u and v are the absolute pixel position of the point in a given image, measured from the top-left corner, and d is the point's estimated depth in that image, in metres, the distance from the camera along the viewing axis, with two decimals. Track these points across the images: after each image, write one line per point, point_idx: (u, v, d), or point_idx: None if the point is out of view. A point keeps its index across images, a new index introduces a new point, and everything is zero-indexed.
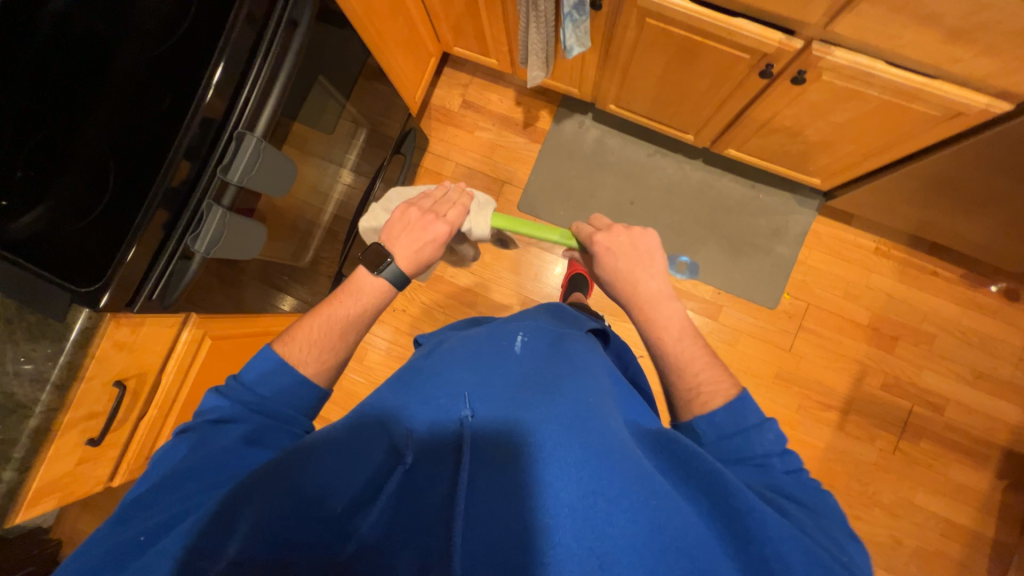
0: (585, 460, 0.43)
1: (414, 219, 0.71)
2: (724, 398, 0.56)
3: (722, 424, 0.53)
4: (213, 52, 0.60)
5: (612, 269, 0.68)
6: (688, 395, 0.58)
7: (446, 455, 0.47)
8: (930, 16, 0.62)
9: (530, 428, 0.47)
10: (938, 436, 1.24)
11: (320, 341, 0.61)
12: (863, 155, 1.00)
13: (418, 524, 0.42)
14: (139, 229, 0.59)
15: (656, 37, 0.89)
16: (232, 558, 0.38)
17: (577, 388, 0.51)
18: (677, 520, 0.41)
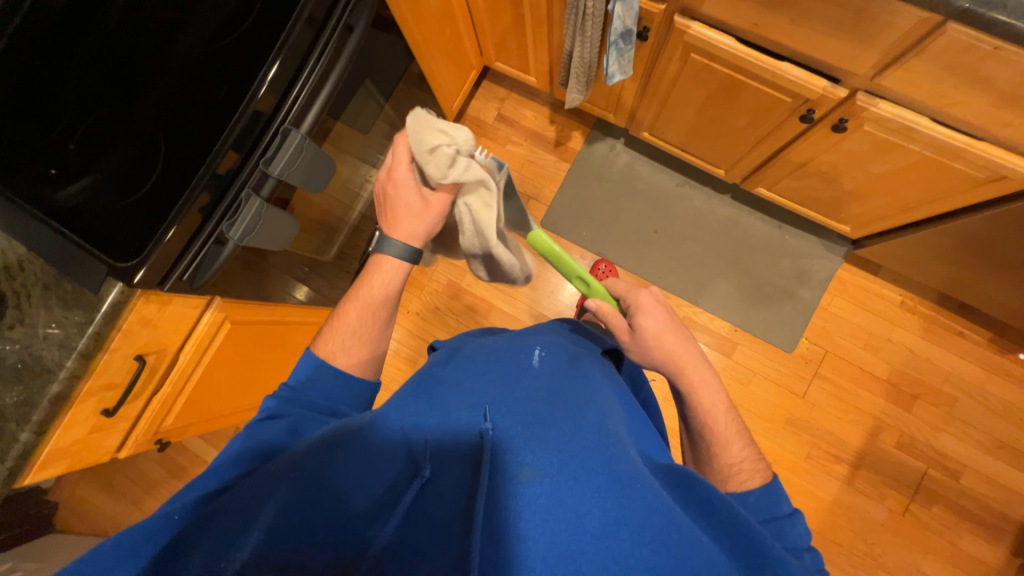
0: (607, 488, 0.43)
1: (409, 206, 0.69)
2: (760, 480, 0.57)
3: (757, 506, 0.54)
4: (272, 49, 0.64)
5: (650, 326, 0.67)
6: (725, 471, 0.59)
7: (464, 468, 0.46)
8: (983, 79, 0.61)
9: (552, 445, 0.46)
10: (952, 503, 1.20)
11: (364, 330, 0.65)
12: (899, 208, 0.98)
13: (437, 536, 0.42)
14: (181, 211, 0.62)
15: (698, 72, 0.89)
16: (243, 562, 0.39)
17: (596, 412, 0.51)
18: (699, 555, 0.40)
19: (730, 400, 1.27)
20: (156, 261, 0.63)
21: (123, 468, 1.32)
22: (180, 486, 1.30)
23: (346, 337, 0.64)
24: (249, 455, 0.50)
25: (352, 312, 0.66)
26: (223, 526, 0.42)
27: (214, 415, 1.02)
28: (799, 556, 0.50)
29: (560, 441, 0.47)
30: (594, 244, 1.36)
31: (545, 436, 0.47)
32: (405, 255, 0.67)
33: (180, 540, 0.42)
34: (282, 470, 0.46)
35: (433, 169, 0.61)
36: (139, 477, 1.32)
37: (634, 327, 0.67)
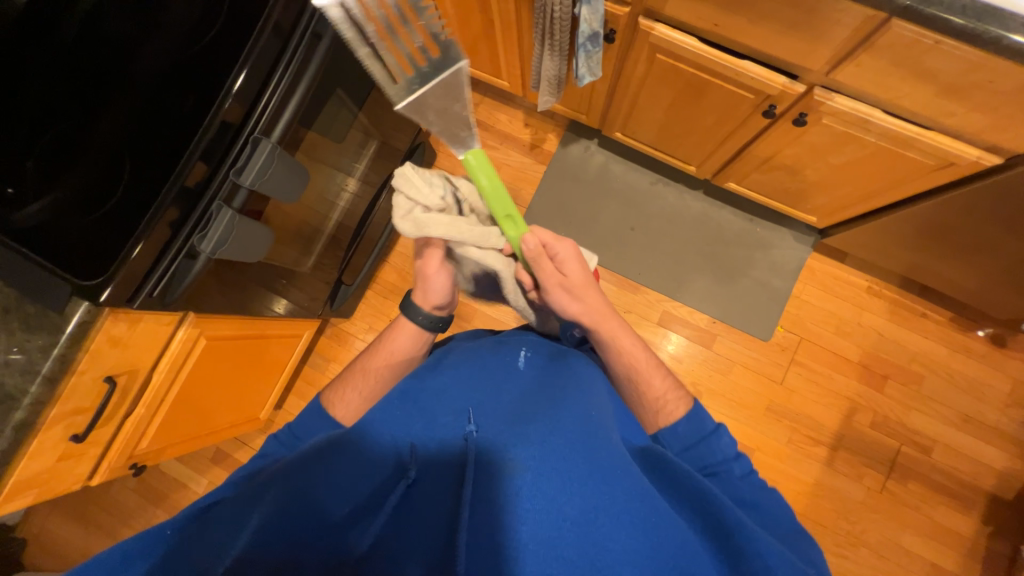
0: (588, 476, 0.44)
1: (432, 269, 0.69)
2: (685, 406, 0.60)
3: (684, 435, 0.57)
4: (237, 60, 0.63)
5: (576, 277, 0.66)
6: (655, 406, 0.61)
7: (449, 470, 0.47)
8: (927, 72, 0.65)
9: (533, 440, 0.46)
10: (926, 478, 1.25)
11: (367, 385, 0.65)
12: (860, 197, 1.03)
13: (424, 538, 0.43)
14: (149, 226, 0.61)
15: (665, 72, 0.92)
16: (234, 559, 0.39)
17: (580, 404, 0.51)
18: (672, 541, 0.42)
19: (713, 391, 1.30)
20: (123, 278, 0.61)
21: (97, 497, 1.26)
22: (159, 512, 1.25)
23: (348, 395, 0.64)
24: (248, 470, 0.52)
25: (373, 377, 0.66)
26: (213, 530, 0.43)
27: (192, 435, 0.98)
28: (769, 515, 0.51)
29: (546, 432, 0.47)
30: (574, 244, 1.38)
31: (529, 432, 0.47)
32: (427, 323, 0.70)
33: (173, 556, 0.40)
34: (268, 483, 0.46)
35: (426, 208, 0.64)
36: (114, 506, 1.26)
37: (563, 275, 0.66)
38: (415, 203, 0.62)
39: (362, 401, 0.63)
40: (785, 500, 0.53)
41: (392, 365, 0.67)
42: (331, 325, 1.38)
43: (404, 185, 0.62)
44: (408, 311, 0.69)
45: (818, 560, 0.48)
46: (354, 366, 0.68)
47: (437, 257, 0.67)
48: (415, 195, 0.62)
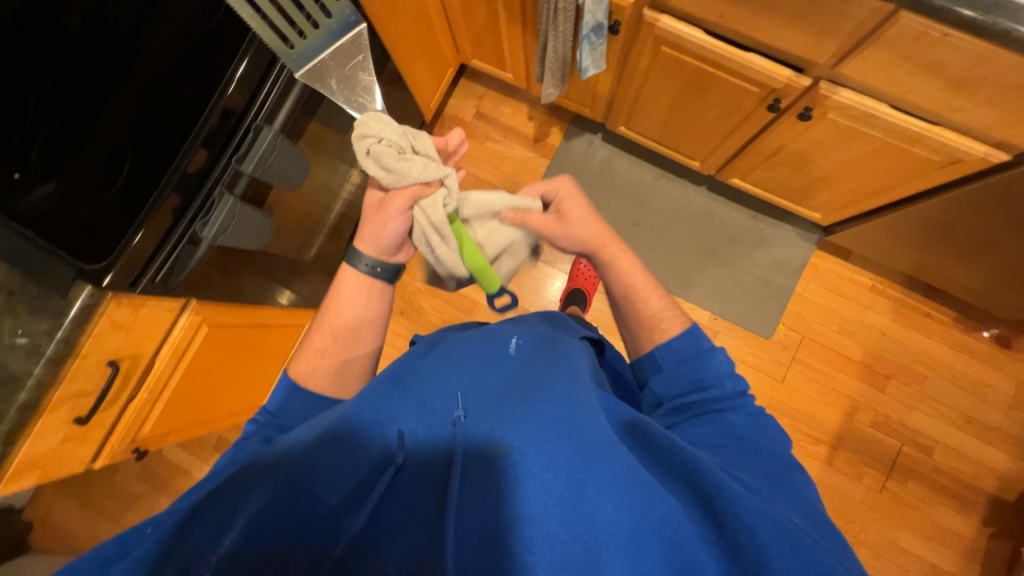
0: (570, 452, 0.45)
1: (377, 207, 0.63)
2: (680, 325, 0.65)
3: (680, 350, 0.61)
4: (240, 46, 0.64)
5: (574, 214, 0.68)
6: (651, 328, 0.66)
7: (438, 457, 0.48)
8: (934, 65, 0.64)
9: (518, 423, 0.48)
10: (926, 478, 1.24)
11: (332, 348, 0.64)
12: (865, 194, 1.01)
13: (412, 518, 0.45)
14: (151, 211, 0.63)
15: (669, 65, 0.91)
16: (225, 550, 0.40)
17: (566, 385, 0.51)
18: (661, 509, 0.42)
19: None
20: (125, 262, 0.63)
21: (102, 482, 1.28)
22: (162, 498, 1.27)
23: (307, 358, 0.64)
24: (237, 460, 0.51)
25: (323, 334, 0.65)
26: (205, 519, 0.43)
27: (195, 422, 1.00)
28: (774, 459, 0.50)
29: (530, 416, 0.48)
30: None
31: (513, 415, 0.49)
32: (372, 271, 0.66)
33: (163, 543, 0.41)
34: (258, 465, 0.47)
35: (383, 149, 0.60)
36: (118, 491, 1.28)
37: (561, 214, 0.68)
38: (386, 142, 0.61)
39: (327, 366, 0.63)
40: (776, 424, 0.55)
41: (340, 316, 0.66)
42: None
43: (372, 123, 0.60)
44: (353, 260, 0.65)
45: (808, 489, 0.49)
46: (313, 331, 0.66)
47: (402, 199, 0.61)
48: (390, 134, 0.60)
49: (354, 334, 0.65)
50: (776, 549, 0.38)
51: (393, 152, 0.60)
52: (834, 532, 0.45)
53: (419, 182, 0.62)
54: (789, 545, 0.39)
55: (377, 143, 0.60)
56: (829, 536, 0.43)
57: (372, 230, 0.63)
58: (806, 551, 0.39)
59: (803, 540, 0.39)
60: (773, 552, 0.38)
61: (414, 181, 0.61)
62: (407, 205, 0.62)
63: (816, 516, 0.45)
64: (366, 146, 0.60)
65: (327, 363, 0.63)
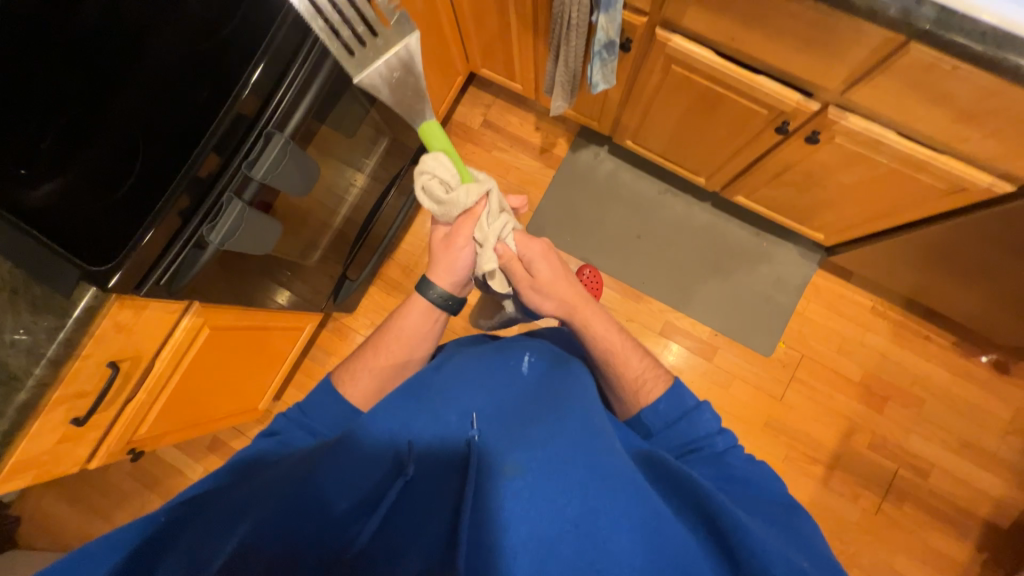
0: (585, 477, 0.46)
1: (439, 247, 0.66)
2: (663, 385, 0.66)
3: (665, 414, 0.62)
4: (256, 49, 0.63)
5: (547, 277, 0.68)
6: (636, 386, 0.66)
7: (454, 467, 0.50)
8: (944, 95, 0.65)
9: (537, 442, 0.50)
10: (921, 501, 1.24)
11: (382, 368, 0.65)
12: (869, 217, 1.02)
13: (420, 530, 0.46)
14: (160, 213, 0.61)
15: (678, 83, 0.92)
16: (233, 550, 0.40)
17: (581, 411, 0.54)
18: (673, 538, 0.43)
19: (712, 404, 1.30)
20: (131, 266, 0.61)
21: (92, 479, 1.27)
22: (154, 497, 1.26)
23: (359, 373, 0.64)
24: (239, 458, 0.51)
25: (378, 351, 0.66)
26: (206, 524, 0.42)
27: (191, 423, 0.98)
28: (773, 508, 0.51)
29: (545, 437, 0.50)
30: (579, 250, 1.38)
31: (527, 436, 0.51)
32: (443, 305, 0.67)
33: (153, 542, 0.41)
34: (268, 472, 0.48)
35: (434, 197, 0.61)
36: (109, 488, 1.27)
37: (533, 275, 0.68)
38: (437, 178, 0.60)
39: (376, 385, 0.63)
40: (773, 473, 0.56)
41: (399, 332, 0.67)
42: (333, 319, 1.39)
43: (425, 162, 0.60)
44: (424, 291, 0.67)
45: (811, 530, 0.50)
46: (363, 351, 0.67)
47: (464, 230, 0.64)
48: (443, 168, 0.60)
49: (407, 354, 0.67)
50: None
51: (444, 187, 0.61)
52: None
53: (469, 210, 0.63)
54: None
55: (431, 179, 0.61)
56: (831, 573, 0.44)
57: (448, 266, 0.66)
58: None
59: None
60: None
61: (464, 209, 0.63)
62: (468, 234, 0.64)
63: (817, 553, 0.46)
64: (420, 184, 0.61)
65: (374, 383, 0.64)
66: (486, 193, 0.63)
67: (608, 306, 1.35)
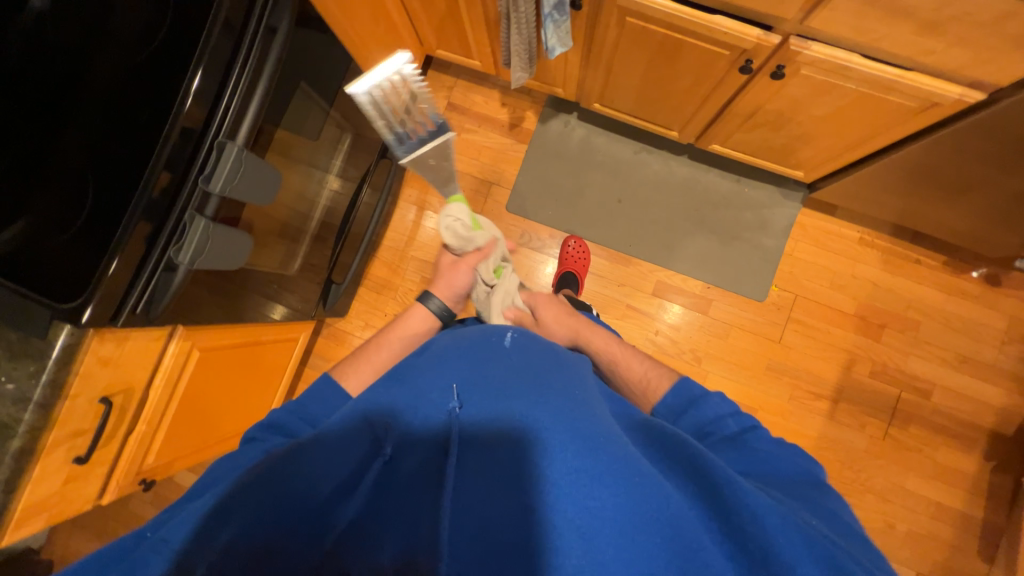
0: (568, 441, 0.46)
1: (445, 265, 0.80)
2: (671, 379, 0.69)
3: (673, 405, 0.64)
4: (191, 58, 0.60)
5: (548, 314, 0.80)
6: (646, 384, 0.70)
7: (435, 445, 0.51)
8: (903, 9, 0.63)
9: (518, 415, 0.50)
10: (926, 421, 1.27)
11: (379, 359, 0.72)
12: (844, 148, 1.01)
13: (406, 509, 0.46)
14: (122, 240, 0.59)
15: (636, 35, 0.89)
16: (223, 547, 0.40)
17: (565, 384, 0.55)
18: (661, 495, 0.43)
19: (711, 355, 1.31)
20: (103, 297, 0.59)
21: (114, 514, 1.28)
22: None
23: (359, 366, 0.71)
24: (238, 463, 0.52)
25: (378, 346, 0.74)
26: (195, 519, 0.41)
27: (201, 446, 0.99)
28: (803, 483, 0.51)
29: (526, 407, 0.50)
30: (562, 223, 1.36)
31: (510, 408, 0.51)
32: (439, 312, 0.77)
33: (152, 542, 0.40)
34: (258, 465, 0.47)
35: (452, 238, 0.77)
36: (133, 520, 1.28)
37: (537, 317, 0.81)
38: (458, 220, 0.77)
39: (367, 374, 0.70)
40: (807, 454, 0.55)
41: (399, 332, 0.75)
42: (327, 325, 1.39)
43: (450, 207, 0.77)
44: (426, 301, 0.77)
45: (841, 508, 0.49)
46: (364, 348, 0.74)
47: (471, 262, 0.79)
48: (464, 215, 0.77)
49: (405, 349, 0.74)
50: (781, 532, 0.39)
51: (463, 227, 0.77)
52: (872, 551, 0.45)
53: (482, 250, 0.80)
54: (806, 549, 0.38)
55: (452, 220, 0.77)
56: (857, 541, 0.44)
57: (448, 284, 0.79)
58: (817, 540, 0.39)
59: (817, 535, 0.40)
60: (780, 545, 0.39)
61: (476, 248, 0.79)
62: (473, 266, 0.79)
63: (835, 518, 0.46)
64: (445, 224, 0.76)
65: (368, 371, 0.71)
66: (494, 241, 0.81)
67: (598, 274, 1.35)
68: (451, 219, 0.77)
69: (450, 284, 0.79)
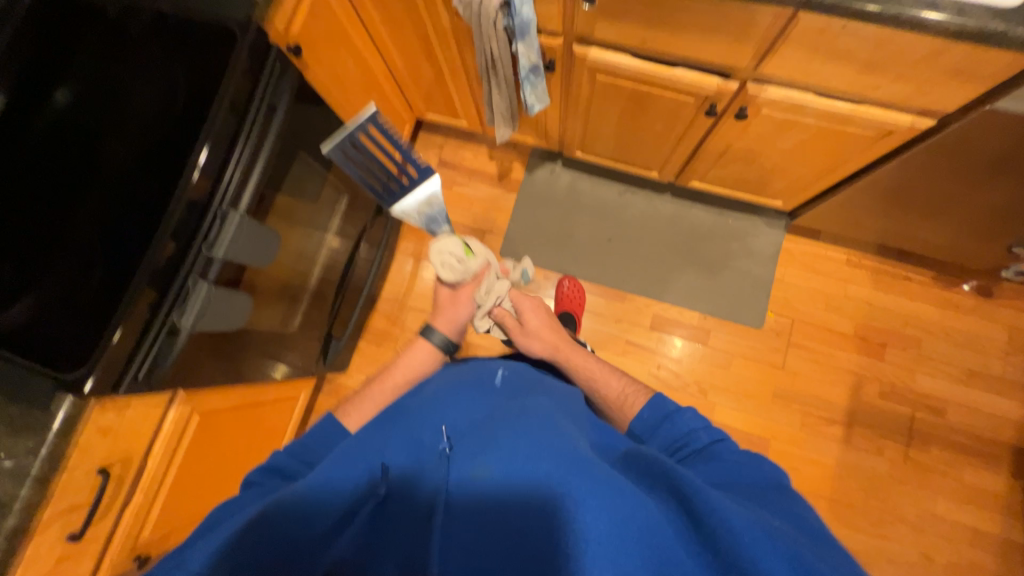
0: (553, 461, 0.46)
1: (444, 298, 0.86)
2: (644, 396, 0.71)
3: (650, 419, 0.64)
4: (198, 136, 0.65)
5: (533, 322, 0.82)
6: (620, 399, 0.72)
7: (427, 480, 0.50)
8: (843, 53, 0.70)
9: (506, 443, 0.50)
10: (945, 440, 1.23)
11: (383, 392, 0.74)
12: (815, 177, 1.07)
13: (397, 549, 0.46)
14: (126, 309, 0.61)
15: (607, 90, 0.96)
16: None
17: (553, 416, 0.56)
18: (644, 512, 0.42)
19: (715, 386, 1.30)
20: (105, 366, 0.61)
21: None
22: None
23: (362, 402, 0.72)
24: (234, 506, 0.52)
25: (382, 381, 0.76)
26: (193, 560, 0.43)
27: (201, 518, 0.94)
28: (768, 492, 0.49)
29: (514, 436, 0.51)
30: (555, 264, 1.40)
31: (499, 438, 0.51)
32: (444, 343, 0.82)
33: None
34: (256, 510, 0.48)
35: (448, 272, 0.82)
36: None
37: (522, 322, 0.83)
38: (450, 252, 0.83)
39: (372, 407, 0.71)
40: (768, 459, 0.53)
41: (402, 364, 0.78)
42: (328, 381, 1.38)
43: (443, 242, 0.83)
44: (429, 335, 0.82)
45: (804, 510, 0.47)
46: (368, 385, 0.76)
47: (467, 290, 0.84)
48: (455, 246, 0.82)
49: (409, 380, 0.77)
50: (749, 542, 0.38)
51: (456, 259, 0.83)
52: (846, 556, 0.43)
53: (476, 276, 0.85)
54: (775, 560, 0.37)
55: (446, 255, 0.83)
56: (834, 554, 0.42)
57: (449, 318, 0.83)
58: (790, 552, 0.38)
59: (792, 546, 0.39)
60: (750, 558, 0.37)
61: (471, 275, 0.84)
62: (470, 294, 0.84)
63: (813, 532, 0.44)
64: (439, 259, 0.82)
65: (372, 405, 0.72)
66: (487, 264, 0.86)
67: (595, 312, 1.36)
68: (445, 253, 0.82)
69: (452, 318, 0.83)
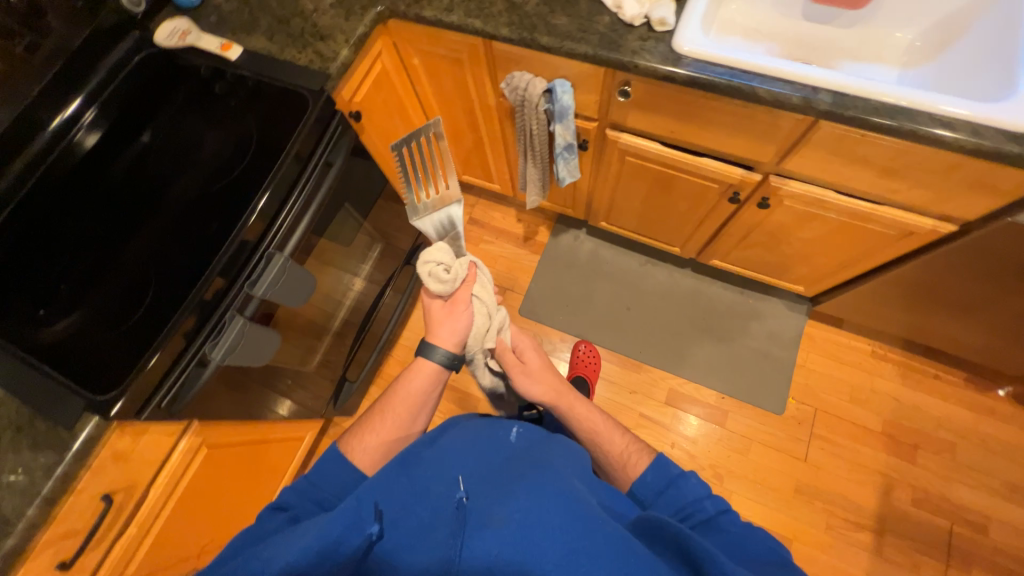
0: (564, 524, 0.45)
1: (438, 311, 0.71)
2: (648, 458, 0.65)
3: (654, 484, 0.60)
4: (261, 184, 0.73)
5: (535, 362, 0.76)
6: (623, 458, 0.66)
7: (437, 532, 0.49)
8: (862, 157, 0.74)
9: (518, 498, 0.49)
10: (989, 562, 1.12)
11: (385, 427, 0.66)
12: (837, 267, 1.08)
13: None
14: (165, 336, 0.64)
15: (635, 170, 1.03)
16: None
17: (564, 472, 0.55)
18: None
19: (732, 472, 1.23)
20: (132, 391, 0.63)
21: None
22: None
23: (365, 436, 0.66)
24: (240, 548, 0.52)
25: (382, 411, 0.68)
26: None
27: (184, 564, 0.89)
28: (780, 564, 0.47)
29: (526, 491, 0.50)
30: (572, 327, 1.41)
31: (511, 493, 0.51)
32: (446, 362, 0.70)
33: None
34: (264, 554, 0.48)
35: (437, 286, 0.67)
36: None
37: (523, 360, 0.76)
38: (441, 264, 0.68)
39: (377, 443, 0.65)
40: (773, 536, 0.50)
41: (406, 390, 0.69)
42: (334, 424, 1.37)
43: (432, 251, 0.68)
44: (431, 355, 0.69)
45: None
46: (371, 412, 0.69)
47: (463, 295, 0.72)
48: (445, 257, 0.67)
49: (411, 412, 0.68)
50: None
51: (448, 270, 0.68)
52: None
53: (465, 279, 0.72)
54: None
55: (436, 266, 0.67)
56: None
57: (450, 330, 0.70)
58: None
59: None
60: None
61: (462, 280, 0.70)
62: (467, 298, 0.72)
63: None
64: (425, 272, 0.67)
65: (377, 441, 0.66)
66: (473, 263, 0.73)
67: (609, 379, 1.35)
68: (436, 268, 0.67)
69: (455, 333, 0.70)
